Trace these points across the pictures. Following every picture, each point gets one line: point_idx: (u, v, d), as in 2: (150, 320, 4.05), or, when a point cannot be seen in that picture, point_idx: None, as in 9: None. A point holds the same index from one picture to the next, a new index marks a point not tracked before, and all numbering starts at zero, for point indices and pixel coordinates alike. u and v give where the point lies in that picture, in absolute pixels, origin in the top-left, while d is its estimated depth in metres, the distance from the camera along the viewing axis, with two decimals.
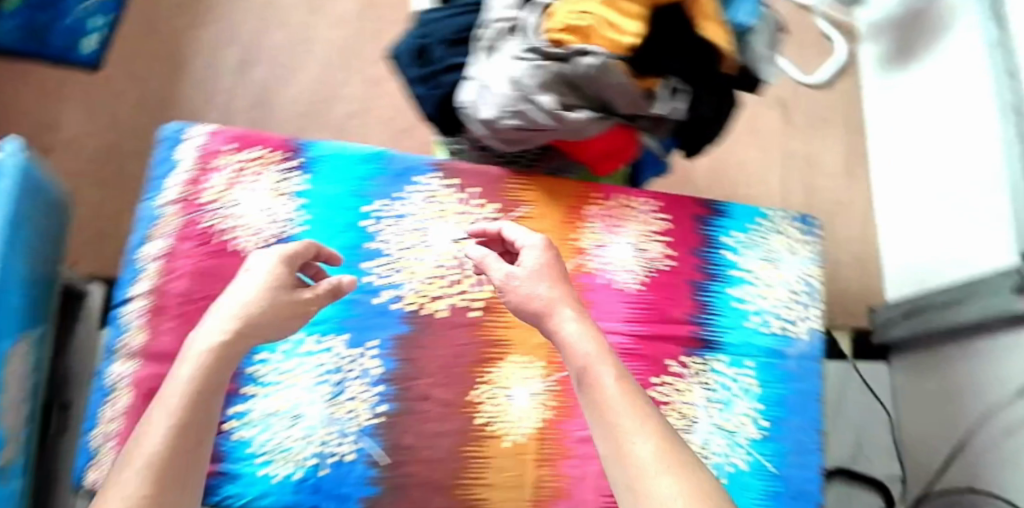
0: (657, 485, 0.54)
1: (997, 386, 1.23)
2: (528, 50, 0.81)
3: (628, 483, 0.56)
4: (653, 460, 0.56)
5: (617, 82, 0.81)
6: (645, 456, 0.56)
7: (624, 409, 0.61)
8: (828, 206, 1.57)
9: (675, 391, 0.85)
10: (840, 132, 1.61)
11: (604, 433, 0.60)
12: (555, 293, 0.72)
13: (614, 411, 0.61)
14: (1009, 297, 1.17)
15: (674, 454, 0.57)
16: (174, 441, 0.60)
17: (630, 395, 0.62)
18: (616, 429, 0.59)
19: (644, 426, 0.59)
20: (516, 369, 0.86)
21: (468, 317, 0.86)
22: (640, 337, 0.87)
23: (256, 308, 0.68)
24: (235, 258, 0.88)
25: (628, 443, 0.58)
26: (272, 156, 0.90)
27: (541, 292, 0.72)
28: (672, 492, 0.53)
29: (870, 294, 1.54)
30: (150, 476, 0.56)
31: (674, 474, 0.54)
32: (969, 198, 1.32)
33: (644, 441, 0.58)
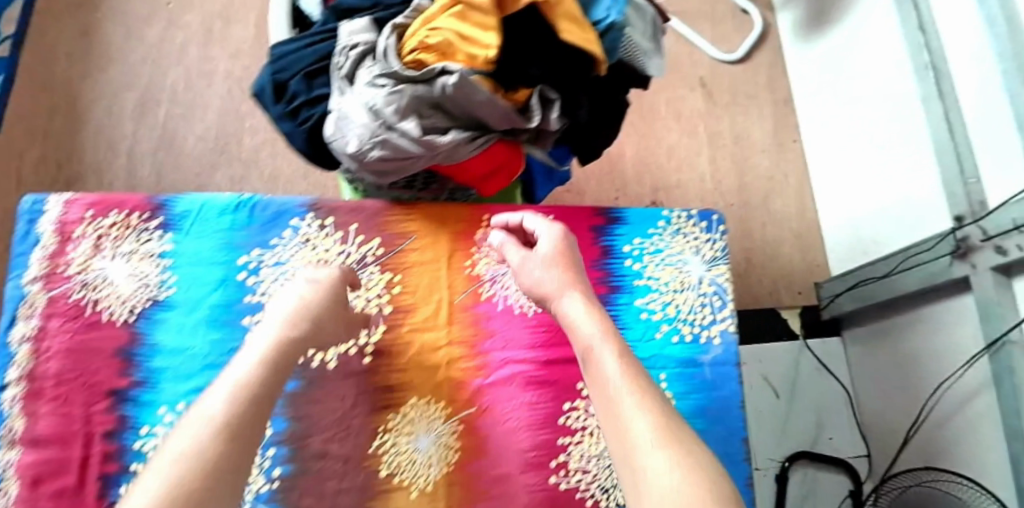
0: (643, 454, 0.58)
1: (950, 354, 1.20)
2: (381, 77, 0.76)
3: (628, 454, 0.59)
4: (649, 433, 0.59)
5: (481, 100, 0.77)
6: (640, 426, 0.60)
7: (629, 386, 0.65)
8: (763, 185, 1.52)
9: (588, 416, 0.81)
10: (767, 106, 1.57)
11: (613, 408, 0.64)
12: (557, 280, 0.76)
13: (623, 385, 0.65)
14: (946, 263, 1.14)
15: (668, 429, 0.60)
16: (242, 413, 0.60)
17: (635, 376, 0.66)
18: (621, 402, 0.63)
19: (640, 403, 0.62)
20: (417, 413, 0.80)
21: (363, 364, 0.80)
22: (545, 364, 0.83)
23: (318, 315, 0.72)
24: (110, 328, 0.82)
25: (629, 415, 0.62)
26: (134, 217, 0.85)
27: (545, 275, 0.77)
28: (659, 460, 0.57)
29: (816, 270, 1.50)
30: (219, 442, 0.57)
31: (664, 443, 0.58)
32: (897, 162, 1.28)
33: (639, 413, 0.61)
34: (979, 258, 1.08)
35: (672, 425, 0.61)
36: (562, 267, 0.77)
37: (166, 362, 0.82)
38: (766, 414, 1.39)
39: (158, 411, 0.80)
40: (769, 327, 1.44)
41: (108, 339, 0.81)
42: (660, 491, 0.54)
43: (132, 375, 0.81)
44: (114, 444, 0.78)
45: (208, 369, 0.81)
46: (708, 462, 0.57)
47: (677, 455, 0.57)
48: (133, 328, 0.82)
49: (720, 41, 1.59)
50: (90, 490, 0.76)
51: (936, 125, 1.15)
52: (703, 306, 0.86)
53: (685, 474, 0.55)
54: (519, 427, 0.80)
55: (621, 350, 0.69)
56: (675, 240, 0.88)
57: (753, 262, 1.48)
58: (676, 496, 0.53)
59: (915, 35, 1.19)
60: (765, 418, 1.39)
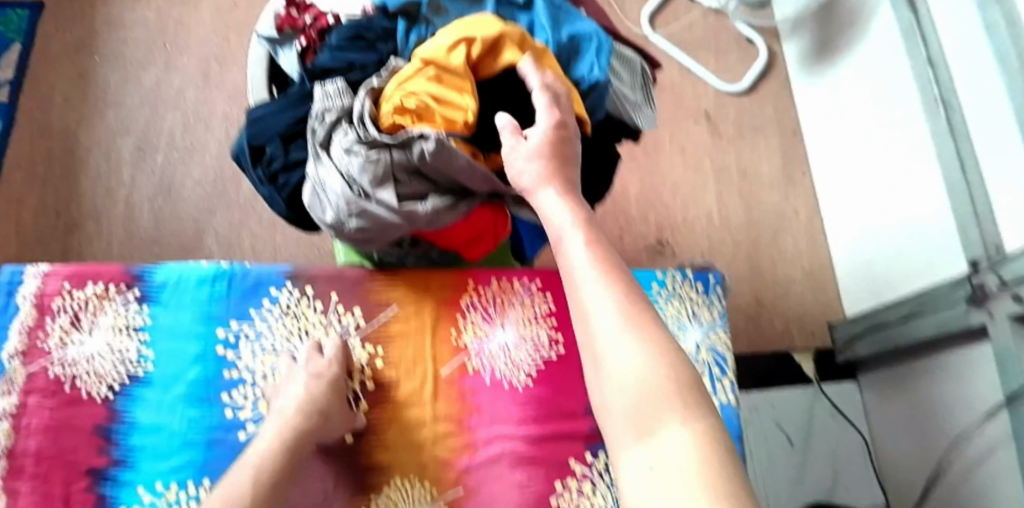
0: (608, 339, 0.58)
1: (969, 406, 1.14)
2: (357, 144, 0.72)
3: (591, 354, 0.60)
4: (611, 329, 0.58)
5: (465, 166, 0.73)
6: (606, 310, 0.59)
7: (595, 265, 0.62)
8: (773, 220, 1.47)
9: (582, 495, 0.77)
10: (775, 139, 1.52)
11: (578, 287, 0.62)
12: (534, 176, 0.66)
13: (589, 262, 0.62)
14: (963, 310, 1.08)
15: (633, 320, 0.58)
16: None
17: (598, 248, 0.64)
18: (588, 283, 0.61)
19: (602, 293, 0.60)
20: (401, 495, 0.76)
21: (343, 443, 0.77)
22: (536, 440, 0.78)
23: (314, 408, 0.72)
24: (87, 404, 0.79)
25: (596, 296, 0.60)
26: (111, 290, 0.82)
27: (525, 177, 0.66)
28: (627, 354, 0.56)
29: (829, 308, 1.44)
30: None
31: (630, 330, 0.57)
32: (909, 201, 1.23)
33: (603, 304, 0.59)
34: (996, 305, 1.01)
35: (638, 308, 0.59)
36: (546, 160, 0.65)
37: (143, 441, 0.78)
38: (782, 462, 1.32)
39: (137, 492, 0.76)
40: (784, 370, 1.37)
41: (88, 416, 0.78)
42: (625, 389, 0.55)
43: (110, 454, 0.77)
44: None
45: (187, 447, 0.78)
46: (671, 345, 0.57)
47: (645, 343, 0.56)
48: (111, 404, 0.79)
49: (725, 72, 1.55)
50: None
51: (947, 162, 1.09)
52: (701, 375, 0.81)
53: (649, 362, 0.55)
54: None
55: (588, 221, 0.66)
56: (670, 304, 0.83)
57: (763, 302, 1.43)
58: (640, 400, 0.54)
59: (924, 70, 1.12)
60: (779, 465, 1.32)
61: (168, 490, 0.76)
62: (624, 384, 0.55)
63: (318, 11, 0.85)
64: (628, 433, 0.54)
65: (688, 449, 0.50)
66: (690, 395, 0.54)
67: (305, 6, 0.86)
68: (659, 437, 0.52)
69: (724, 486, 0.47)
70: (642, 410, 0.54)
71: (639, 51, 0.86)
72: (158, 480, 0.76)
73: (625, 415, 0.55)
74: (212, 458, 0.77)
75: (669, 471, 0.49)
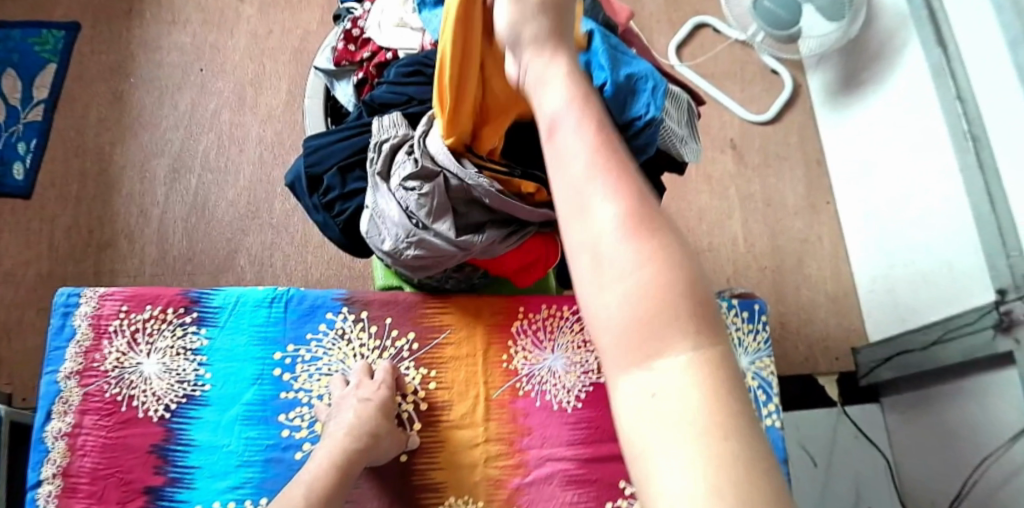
0: (593, 222, 0.36)
1: (992, 432, 1.16)
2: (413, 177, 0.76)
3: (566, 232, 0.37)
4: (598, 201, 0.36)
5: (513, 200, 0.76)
6: (594, 189, 0.37)
7: (586, 139, 0.38)
8: (796, 247, 1.52)
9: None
10: (798, 168, 1.57)
11: (556, 157, 0.39)
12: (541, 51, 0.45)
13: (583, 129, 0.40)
14: (989, 336, 1.12)
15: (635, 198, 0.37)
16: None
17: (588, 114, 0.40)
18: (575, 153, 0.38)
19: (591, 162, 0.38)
20: None
21: (399, 462, 0.79)
22: (584, 462, 0.80)
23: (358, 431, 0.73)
24: (145, 424, 0.80)
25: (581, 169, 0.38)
26: (168, 312, 0.84)
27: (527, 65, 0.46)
28: (622, 250, 0.35)
29: (852, 334, 1.48)
30: None
31: (627, 212, 0.36)
32: (937, 232, 1.26)
33: (595, 173, 0.37)
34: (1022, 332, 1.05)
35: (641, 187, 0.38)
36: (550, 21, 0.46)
37: (199, 461, 0.79)
38: (806, 484, 1.35)
39: None
40: (807, 392, 1.41)
41: (143, 436, 0.79)
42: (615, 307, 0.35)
43: (166, 473, 0.78)
44: None
45: (243, 468, 0.79)
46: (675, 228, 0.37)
47: (644, 242, 0.35)
48: (169, 424, 0.80)
49: (749, 102, 1.60)
50: None
51: (976, 196, 1.12)
52: None
53: (649, 266, 0.34)
54: None
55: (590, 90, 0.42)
56: None
57: (787, 325, 1.47)
58: (633, 311, 0.34)
59: (953, 104, 1.16)
60: (804, 485, 1.35)
61: None
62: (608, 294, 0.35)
63: (375, 46, 0.89)
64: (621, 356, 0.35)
65: (698, 403, 0.32)
66: (703, 315, 0.34)
67: (362, 41, 0.90)
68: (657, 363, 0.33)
69: (750, 473, 0.30)
70: (636, 326, 0.34)
71: (686, 88, 0.90)
72: (214, 499, 0.77)
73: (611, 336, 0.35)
74: (267, 478, 0.78)
75: (672, 423, 0.32)
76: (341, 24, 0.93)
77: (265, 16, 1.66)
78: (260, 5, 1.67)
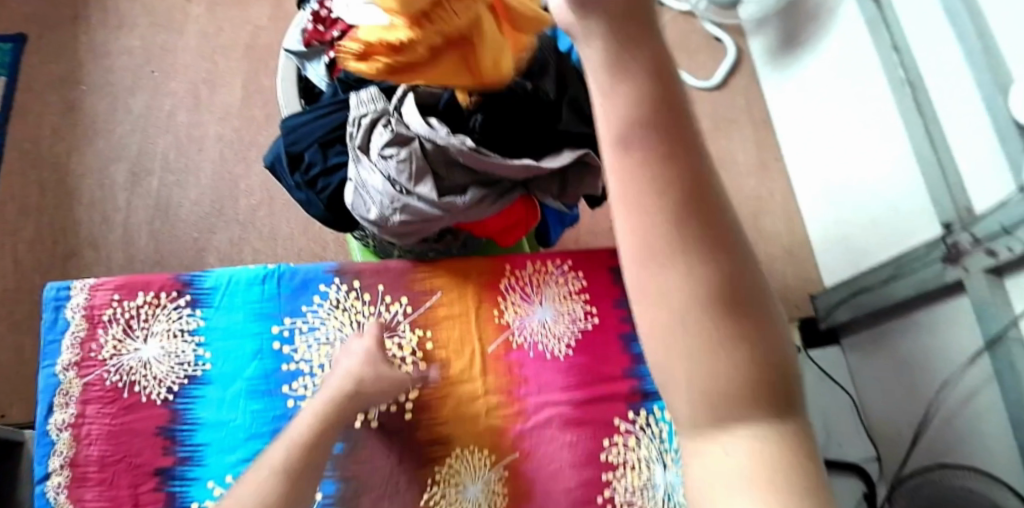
0: (665, 309, 0.29)
1: (946, 357, 1.26)
2: (391, 147, 0.80)
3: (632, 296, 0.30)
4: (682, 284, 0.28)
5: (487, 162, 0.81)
6: (669, 273, 0.29)
7: (670, 191, 0.28)
8: (750, 206, 1.62)
9: (628, 450, 0.84)
10: (747, 131, 1.66)
11: (627, 210, 0.28)
12: None
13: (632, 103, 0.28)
14: (939, 268, 1.18)
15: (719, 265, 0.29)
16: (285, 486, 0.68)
17: (647, 128, 0.27)
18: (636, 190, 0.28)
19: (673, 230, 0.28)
20: (464, 463, 0.81)
21: (404, 420, 0.82)
22: (580, 404, 0.85)
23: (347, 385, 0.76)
24: (148, 408, 0.80)
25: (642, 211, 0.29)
26: (162, 297, 0.85)
27: None
28: (699, 351, 0.29)
29: (809, 283, 1.58)
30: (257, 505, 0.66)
31: (705, 298, 0.29)
32: (882, 178, 1.35)
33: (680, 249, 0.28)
34: (970, 261, 1.11)
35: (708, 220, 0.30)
36: None
37: (207, 438, 0.80)
38: None
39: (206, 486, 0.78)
40: None
41: (148, 419, 0.80)
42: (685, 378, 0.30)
43: (175, 453, 0.79)
44: None
45: (251, 440, 0.80)
46: (755, 283, 0.31)
47: (721, 337, 0.29)
48: (173, 405, 0.81)
49: (697, 69, 1.68)
50: None
51: (920, 141, 1.22)
52: None
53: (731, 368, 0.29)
54: (563, 467, 0.82)
55: (624, 53, 0.27)
56: None
57: None
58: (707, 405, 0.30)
59: (890, 54, 1.27)
60: None
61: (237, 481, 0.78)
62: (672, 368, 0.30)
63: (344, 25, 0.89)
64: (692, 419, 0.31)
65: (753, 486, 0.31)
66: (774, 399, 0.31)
67: (331, 21, 0.91)
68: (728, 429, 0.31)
69: None
70: (710, 420, 0.30)
71: None
72: (227, 474, 0.78)
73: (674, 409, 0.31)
74: None
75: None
76: (308, 5, 0.95)
77: (214, 14, 1.65)
78: (208, 3, 1.65)
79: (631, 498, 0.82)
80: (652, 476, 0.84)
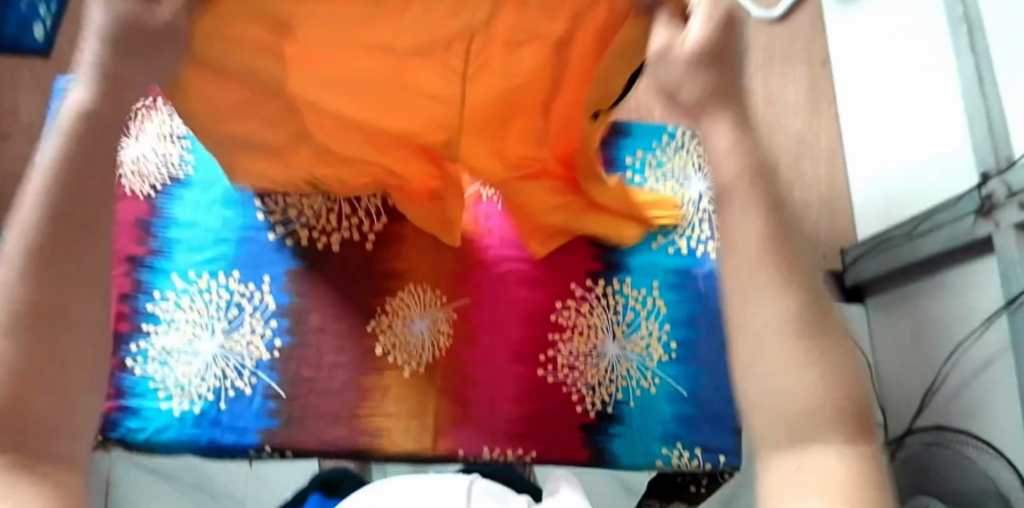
0: (761, 315, 0.44)
1: (965, 316, 1.18)
2: None
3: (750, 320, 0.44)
4: (790, 320, 0.43)
5: None
6: (762, 292, 0.44)
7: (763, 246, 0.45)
8: (793, 146, 1.52)
9: (580, 316, 0.83)
10: (801, 69, 1.56)
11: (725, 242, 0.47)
12: None
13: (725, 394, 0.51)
14: (970, 222, 1.11)
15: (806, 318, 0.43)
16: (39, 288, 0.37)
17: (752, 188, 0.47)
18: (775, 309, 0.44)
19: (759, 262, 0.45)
20: (415, 298, 0.83)
21: (365, 250, 0.84)
22: (539, 264, 0.84)
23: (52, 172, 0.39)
24: (130, 201, 0.85)
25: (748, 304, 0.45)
26: (161, 104, 0.91)
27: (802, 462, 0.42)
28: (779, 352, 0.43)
29: (841, 235, 1.49)
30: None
31: (791, 314, 0.43)
32: (927, 126, 1.26)
33: (774, 298, 0.44)
34: (1002, 216, 1.05)
35: (818, 293, 0.45)
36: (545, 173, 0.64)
37: (180, 234, 0.85)
38: None
39: (171, 278, 0.83)
40: None
41: (128, 211, 0.84)
42: (772, 377, 0.43)
43: (148, 243, 0.83)
44: (128, 305, 0.81)
45: (218, 244, 0.84)
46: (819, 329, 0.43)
47: (801, 348, 0.42)
48: (154, 201, 0.85)
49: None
50: None
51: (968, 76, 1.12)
52: (702, 222, 0.87)
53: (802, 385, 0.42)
54: (511, 320, 0.82)
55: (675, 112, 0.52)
56: (677, 155, 0.91)
57: None
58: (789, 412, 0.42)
59: None
60: None
61: (200, 278, 0.82)
62: (780, 364, 0.43)
63: None
64: (775, 438, 0.43)
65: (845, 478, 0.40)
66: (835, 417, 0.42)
67: None
68: (817, 470, 0.41)
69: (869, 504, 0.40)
70: (795, 423, 0.42)
71: None
72: (191, 269, 0.83)
73: (740, 378, 0.45)
74: (240, 254, 0.84)
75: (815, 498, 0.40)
76: None
77: None
78: None
79: (574, 361, 0.81)
80: (602, 343, 0.82)
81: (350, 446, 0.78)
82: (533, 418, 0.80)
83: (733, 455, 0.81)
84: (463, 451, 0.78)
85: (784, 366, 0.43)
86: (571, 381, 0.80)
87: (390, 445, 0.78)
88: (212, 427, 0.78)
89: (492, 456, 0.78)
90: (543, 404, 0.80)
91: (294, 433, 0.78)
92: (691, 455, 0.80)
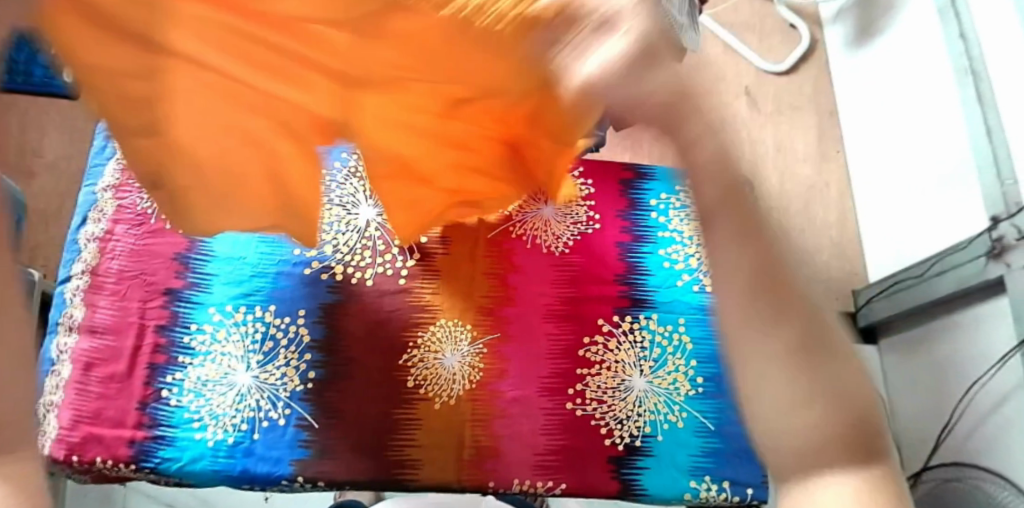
0: (781, 301, 0.37)
1: (978, 355, 1.20)
2: None
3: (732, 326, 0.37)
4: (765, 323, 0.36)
5: None
6: (773, 276, 0.38)
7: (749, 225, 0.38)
8: (804, 191, 1.56)
9: (607, 351, 0.84)
10: (810, 118, 1.62)
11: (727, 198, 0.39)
12: None
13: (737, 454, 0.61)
14: (981, 264, 1.15)
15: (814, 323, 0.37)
16: None
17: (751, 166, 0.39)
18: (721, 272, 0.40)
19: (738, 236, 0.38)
20: (445, 333, 0.84)
21: (398, 284, 0.86)
22: (568, 299, 0.87)
23: None
24: (171, 236, 0.88)
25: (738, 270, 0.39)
26: None
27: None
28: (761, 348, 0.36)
29: (853, 277, 1.51)
30: None
31: (785, 330, 0.36)
32: (934, 173, 1.31)
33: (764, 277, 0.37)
34: (1014, 257, 1.08)
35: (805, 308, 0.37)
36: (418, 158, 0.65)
37: (217, 269, 0.87)
38: None
39: (207, 311, 0.85)
40: None
41: (169, 246, 0.88)
42: (774, 407, 0.36)
43: (185, 276, 0.86)
44: (164, 337, 0.83)
45: (254, 278, 0.86)
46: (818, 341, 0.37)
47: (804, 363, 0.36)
48: (193, 237, 0.88)
49: (767, 53, 1.67)
50: (139, 375, 0.81)
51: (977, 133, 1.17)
52: None
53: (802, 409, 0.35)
54: (541, 355, 0.84)
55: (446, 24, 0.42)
56: None
57: None
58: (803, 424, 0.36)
59: (956, 43, 1.22)
60: None
61: (236, 311, 0.85)
62: (782, 399, 0.36)
63: None
64: (784, 473, 0.37)
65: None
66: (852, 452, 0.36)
67: None
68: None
69: None
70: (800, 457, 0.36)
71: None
72: (228, 303, 0.85)
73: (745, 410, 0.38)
74: (275, 288, 0.86)
75: None
76: None
77: None
78: None
79: (603, 396, 0.82)
80: (627, 377, 0.83)
81: (382, 478, 0.79)
82: (562, 450, 0.81)
83: (760, 488, 0.82)
84: (493, 482, 0.80)
85: (789, 405, 0.35)
86: (599, 414, 0.82)
87: (423, 477, 0.80)
88: (245, 456, 0.79)
89: (521, 486, 0.80)
90: (573, 436, 0.81)
91: (327, 463, 0.79)
92: (719, 489, 0.81)
